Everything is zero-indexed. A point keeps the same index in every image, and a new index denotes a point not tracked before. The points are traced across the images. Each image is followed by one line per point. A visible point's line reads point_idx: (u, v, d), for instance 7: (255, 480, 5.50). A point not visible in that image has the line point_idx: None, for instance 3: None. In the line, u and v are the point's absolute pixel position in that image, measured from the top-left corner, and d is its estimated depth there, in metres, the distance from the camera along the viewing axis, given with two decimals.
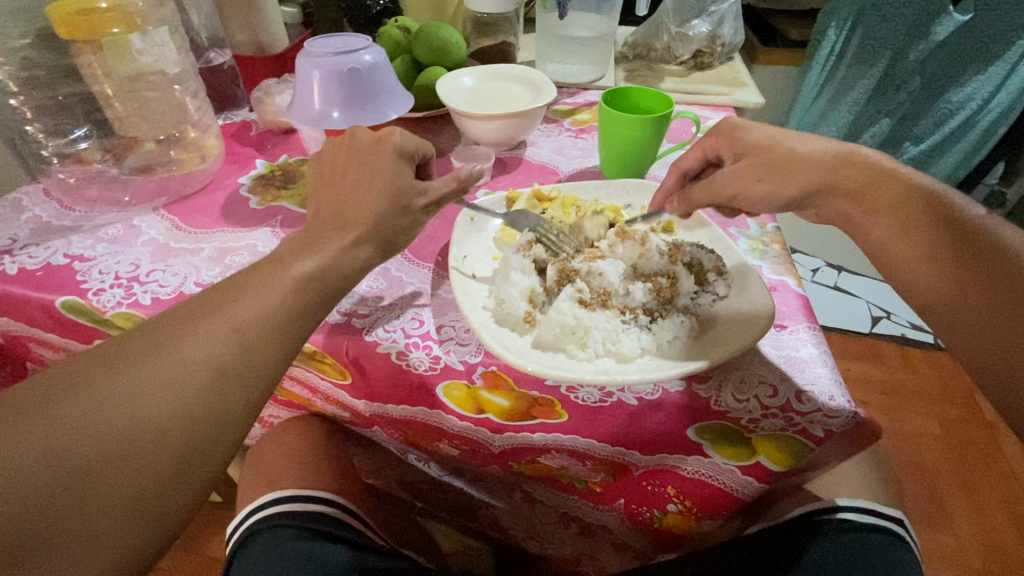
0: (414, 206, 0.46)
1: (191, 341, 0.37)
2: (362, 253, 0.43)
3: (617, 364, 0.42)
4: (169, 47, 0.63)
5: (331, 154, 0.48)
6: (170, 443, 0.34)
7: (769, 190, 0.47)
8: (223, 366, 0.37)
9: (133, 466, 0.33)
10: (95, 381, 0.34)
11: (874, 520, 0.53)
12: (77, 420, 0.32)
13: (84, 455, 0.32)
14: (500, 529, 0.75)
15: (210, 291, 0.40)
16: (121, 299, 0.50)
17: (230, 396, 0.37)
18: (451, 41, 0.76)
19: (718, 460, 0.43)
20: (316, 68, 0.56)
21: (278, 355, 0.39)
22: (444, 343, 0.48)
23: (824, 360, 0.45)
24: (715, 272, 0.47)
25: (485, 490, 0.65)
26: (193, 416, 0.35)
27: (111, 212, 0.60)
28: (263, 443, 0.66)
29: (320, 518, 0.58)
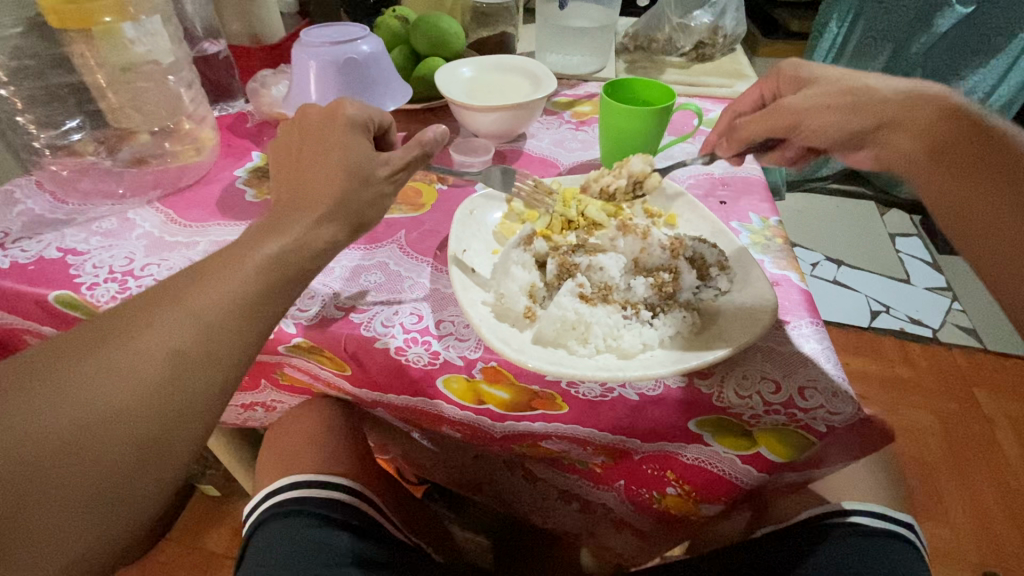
0: (376, 176, 0.46)
1: (150, 330, 0.36)
2: (325, 232, 0.43)
3: (619, 360, 0.42)
4: (161, 36, 0.62)
5: (290, 136, 0.48)
6: (132, 431, 0.34)
7: (835, 121, 0.48)
8: (181, 352, 0.36)
9: (94, 452, 0.33)
10: (54, 369, 0.34)
11: (886, 525, 0.53)
12: (34, 410, 0.33)
13: (42, 443, 0.32)
14: (502, 501, 0.77)
15: (173, 278, 0.39)
16: (115, 294, 0.49)
17: (190, 383, 0.36)
18: (450, 30, 0.74)
19: (718, 449, 0.45)
20: (313, 58, 0.55)
21: (244, 343, 0.39)
22: (443, 339, 0.47)
23: (827, 355, 0.44)
24: (717, 266, 0.46)
25: (487, 465, 0.67)
26: (152, 403, 0.35)
27: (104, 205, 0.59)
28: (270, 433, 0.64)
29: (333, 507, 0.57)
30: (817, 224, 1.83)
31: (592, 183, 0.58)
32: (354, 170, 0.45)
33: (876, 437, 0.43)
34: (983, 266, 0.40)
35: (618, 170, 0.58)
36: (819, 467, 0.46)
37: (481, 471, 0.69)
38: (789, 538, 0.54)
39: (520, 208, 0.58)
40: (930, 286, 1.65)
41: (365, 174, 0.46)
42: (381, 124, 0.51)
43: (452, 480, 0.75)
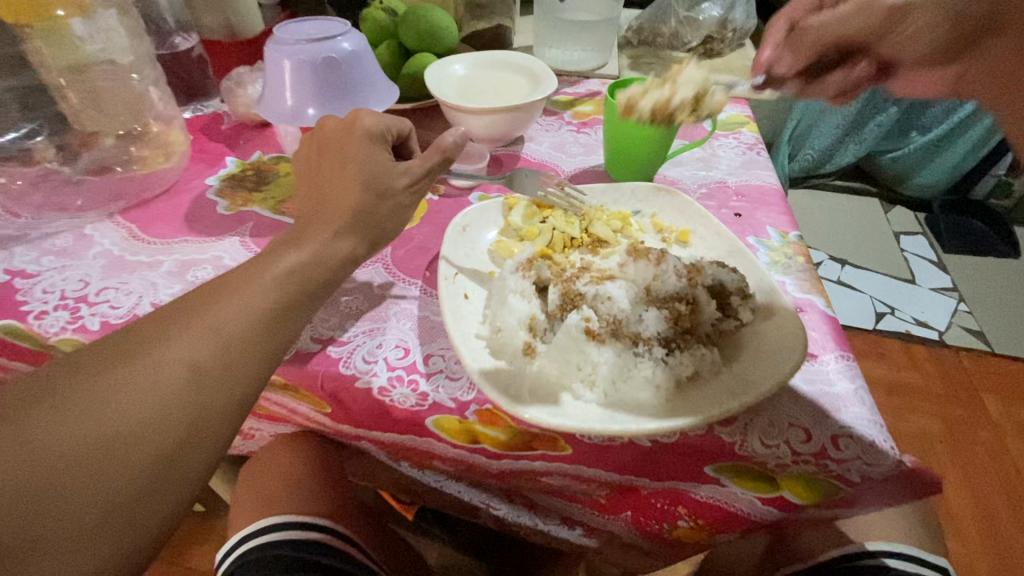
0: (396, 188, 0.45)
1: (166, 343, 0.34)
2: (342, 246, 0.42)
3: (634, 409, 0.37)
4: (117, 32, 0.57)
5: (311, 151, 0.48)
6: (147, 448, 0.31)
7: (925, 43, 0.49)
8: (200, 366, 0.34)
9: (101, 475, 0.30)
10: (64, 386, 0.31)
11: (917, 568, 0.50)
12: (40, 430, 0.30)
13: (47, 465, 0.29)
14: (500, 524, 0.70)
15: (192, 292, 0.38)
16: (65, 324, 0.44)
17: (208, 397, 0.34)
18: (441, 24, 0.69)
19: (736, 491, 0.43)
20: (287, 57, 0.49)
21: (263, 357, 0.37)
22: (432, 377, 0.42)
23: (860, 397, 0.40)
24: (739, 295, 0.42)
25: (481, 493, 0.62)
26: (168, 419, 0.32)
27: (60, 219, 0.54)
28: (255, 463, 0.61)
29: (311, 547, 0.53)
30: (821, 222, 1.78)
31: (638, 100, 0.54)
32: (372, 182, 0.44)
33: (919, 484, 0.38)
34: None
35: (662, 83, 0.54)
36: (851, 505, 0.42)
37: (474, 501, 0.64)
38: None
39: (517, 223, 0.52)
40: (935, 286, 1.60)
41: (382, 187, 0.44)
42: (399, 132, 0.49)
43: (449, 504, 0.68)
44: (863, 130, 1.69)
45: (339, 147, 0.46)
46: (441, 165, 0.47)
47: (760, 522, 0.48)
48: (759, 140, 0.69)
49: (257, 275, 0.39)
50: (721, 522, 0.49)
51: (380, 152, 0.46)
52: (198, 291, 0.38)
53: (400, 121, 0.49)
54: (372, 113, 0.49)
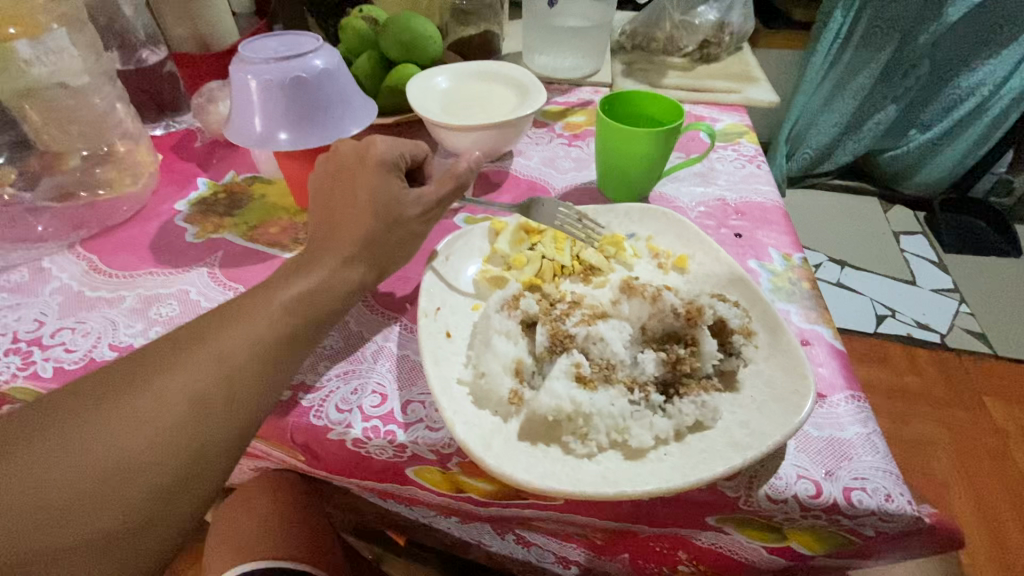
0: (407, 216, 0.42)
1: (173, 372, 0.33)
2: (353, 274, 0.40)
3: (632, 466, 0.34)
4: (69, 54, 0.53)
5: (320, 173, 0.44)
6: (149, 479, 0.30)
7: None
8: (204, 397, 0.33)
9: (98, 509, 0.29)
10: (67, 417, 0.31)
11: None
12: (41, 461, 0.29)
13: (43, 499, 0.28)
14: (491, 558, 0.71)
15: (203, 318, 0.36)
16: (16, 371, 0.41)
17: (211, 431, 0.32)
18: (423, 33, 0.65)
19: (739, 539, 0.41)
20: (254, 77, 0.46)
21: (269, 389, 0.35)
22: (411, 427, 0.38)
23: (873, 444, 0.37)
24: (742, 332, 0.39)
25: (473, 531, 0.62)
26: (169, 454, 0.31)
27: (16, 250, 0.51)
28: (233, 502, 0.59)
29: None
30: (818, 222, 1.75)
31: None
32: (377, 212, 0.41)
33: (940, 531, 0.35)
34: None
35: None
36: (859, 553, 0.40)
37: (466, 537, 0.64)
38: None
39: (505, 250, 0.49)
40: (936, 287, 1.58)
41: (393, 215, 0.42)
42: (415, 157, 0.46)
43: (434, 541, 0.72)
44: (861, 129, 1.66)
45: (350, 174, 0.42)
46: (455, 193, 0.45)
47: (764, 566, 0.47)
48: (759, 152, 0.66)
49: (262, 303, 0.37)
50: (720, 567, 0.50)
51: (395, 179, 0.43)
52: (200, 323, 0.36)
53: (415, 145, 0.46)
54: (385, 137, 0.45)
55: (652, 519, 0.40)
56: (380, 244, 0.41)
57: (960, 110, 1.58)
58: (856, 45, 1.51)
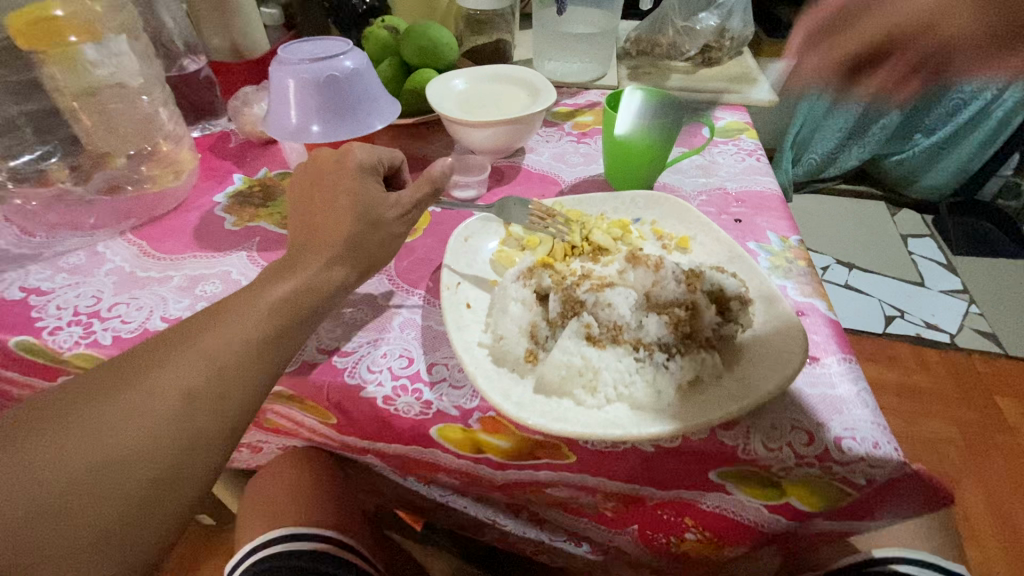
0: (386, 218, 0.47)
1: (164, 369, 0.36)
2: (335, 275, 0.44)
3: (635, 414, 0.37)
4: (128, 57, 0.59)
5: (301, 178, 0.49)
6: (143, 468, 0.34)
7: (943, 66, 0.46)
8: (192, 393, 0.36)
9: (98, 495, 0.33)
10: (67, 413, 0.34)
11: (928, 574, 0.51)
12: (45, 454, 0.33)
13: (49, 488, 0.32)
14: (505, 541, 0.75)
15: (194, 317, 0.40)
16: (79, 339, 0.46)
17: (200, 424, 0.36)
18: (442, 41, 0.70)
19: (741, 497, 0.44)
20: (292, 76, 0.51)
21: (254, 384, 0.38)
22: (436, 386, 0.42)
23: (864, 400, 0.40)
24: (739, 299, 0.42)
25: (489, 508, 0.66)
26: (157, 446, 0.34)
27: (73, 237, 0.55)
28: (264, 475, 0.64)
29: (307, 557, 0.56)
30: (825, 225, 1.78)
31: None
32: (364, 212, 0.46)
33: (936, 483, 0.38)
34: None
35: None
36: (856, 510, 0.43)
37: (482, 516, 0.68)
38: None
39: (519, 234, 0.53)
40: (945, 288, 1.59)
41: (375, 217, 0.46)
42: (391, 164, 0.51)
43: (451, 522, 0.76)
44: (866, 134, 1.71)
45: (331, 180, 0.47)
46: (431, 196, 0.49)
47: (768, 532, 0.50)
48: (759, 146, 0.70)
49: (252, 304, 0.41)
50: (726, 534, 0.52)
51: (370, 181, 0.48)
52: (192, 322, 0.40)
53: (391, 153, 0.51)
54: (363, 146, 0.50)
55: (659, 479, 0.44)
56: (375, 233, 0.46)
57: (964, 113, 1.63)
58: None
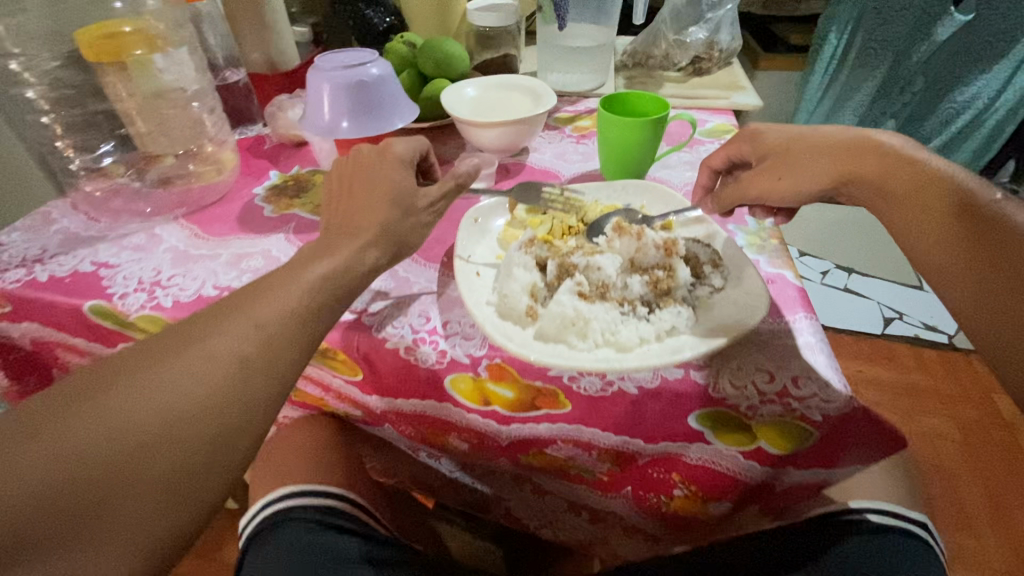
0: (417, 206, 0.52)
1: (218, 336, 0.40)
2: (370, 254, 0.48)
3: (616, 354, 0.44)
4: (187, 65, 0.67)
5: (338, 172, 0.54)
6: (207, 423, 0.37)
7: (789, 187, 0.55)
8: (246, 358, 0.40)
9: (160, 449, 0.35)
10: (131, 372, 0.37)
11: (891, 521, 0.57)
12: (116, 406, 0.36)
13: (121, 437, 0.35)
14: (512, 518, 0.83)
15: (239, 293, 0.44)
16: (144, 302, 0.53)
17: (252, 387, 0.39)
18: (455, 54, 0.79)
19: (719, 446, 0.45)
20: (326, 81, 0.59)
21: (298, 353, 0.42)
22: (451, 338, 0.50)
23: (821, 348, 0.47)
24: (710, 265, 0.50)
25: (495, 485, 0.74)
26: (217, 404, 0.38)
27: (133, 222, 0.64)
28: (277, 444, 0.70)
29: (315, 509, 0.61)
30: (827, 234, 1.80)
31: None
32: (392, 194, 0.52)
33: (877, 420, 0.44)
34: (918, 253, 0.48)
35: None
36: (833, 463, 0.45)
37: (490, 491, 0.76)
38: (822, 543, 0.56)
39: (522, 216, 0.60)
40: None
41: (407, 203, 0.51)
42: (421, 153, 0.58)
43: (462, 499, 0.82)
44: None
45: (360, 163, 0.53)
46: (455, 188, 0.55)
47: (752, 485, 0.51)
48: None
49: (292, 280, 0.44)
50: (715, 488, 0.48)
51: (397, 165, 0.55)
52: (237, 297, 0.44)
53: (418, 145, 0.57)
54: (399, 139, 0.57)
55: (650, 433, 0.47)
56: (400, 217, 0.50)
57: (958, 122, 1.59)
58: (851, 65, 1.62)
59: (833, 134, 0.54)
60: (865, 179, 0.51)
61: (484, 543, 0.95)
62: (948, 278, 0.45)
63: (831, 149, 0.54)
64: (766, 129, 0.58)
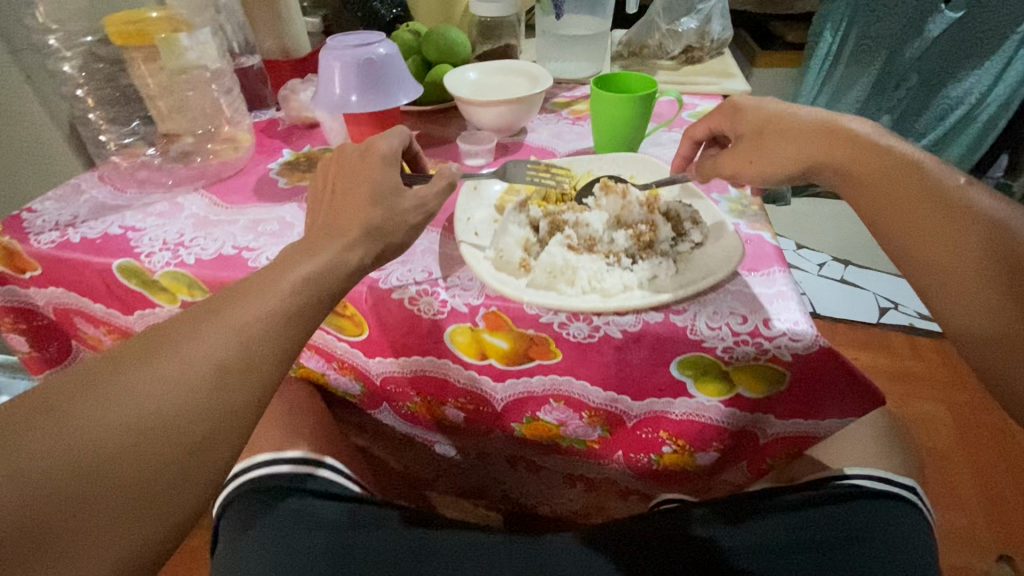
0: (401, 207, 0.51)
1: (196, 341, 0.38)
2: (354, 256, 0.47)
3: (599, 300, 0.49)
4: (211, 45, 0.72)
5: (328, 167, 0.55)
6: (182, 436, 0.35)
7: (759, 171, 0.58)
8: (225, 365, 0.37)
9: (133, 463, 0.33)
10: (101, 382, 0.35)
11: (884, 487, 0.54)
12: (84, 418, 0.33)
13: (91, 452, 0.33)
14: (510, 495, 0.89)
15: (222, 293, 0.41)
16: (169, 261, 0.58)
17: (231, 395, 0.37)
18: (457, 41, 0.83)
19: (702, 399, 0.53)
20: (337, 60, 0.64)
21: (290, 348, 0.41)
22: (450, 289, 0.53)
23: (794, 294, 0.50)
24: (690, 221, 0.53)
25: (492, 463, 0.81)
26: (195, 414, 0.36)
27: (157, 193, 0.68)
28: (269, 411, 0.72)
29: (306, 479, 0.60)
30: (817, 227, 1.88)
31: None
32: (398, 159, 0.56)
33: (846, 373, 0.47)
34: (887, 234, 0.49)
35: None
36: (801, 412, 0.52)
37: (488, 469, 0.83)
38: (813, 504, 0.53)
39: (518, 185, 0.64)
40: None
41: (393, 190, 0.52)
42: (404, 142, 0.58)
43: (460, 484, 0.89)
44: None
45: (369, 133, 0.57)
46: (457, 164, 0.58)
47: (735, 432, 0.55)
48: None
49: (280, 281, 0.42)
50: (697, 441, 0.57)
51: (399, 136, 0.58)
52: (221, 297, 0.41)
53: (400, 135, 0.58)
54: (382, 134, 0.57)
55: (632, 386, 0.53)
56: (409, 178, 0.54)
57: (951, 118, 1.59)
58: (846, 62, 1.64)
59: (803, 116, 0.56)
60: (835, 165, 0.53)
61: (485, 514, 1.03)
62: (911, 259, 0.47)
63: (801, 133, 0.55)
64: (744, 105, 0.61)
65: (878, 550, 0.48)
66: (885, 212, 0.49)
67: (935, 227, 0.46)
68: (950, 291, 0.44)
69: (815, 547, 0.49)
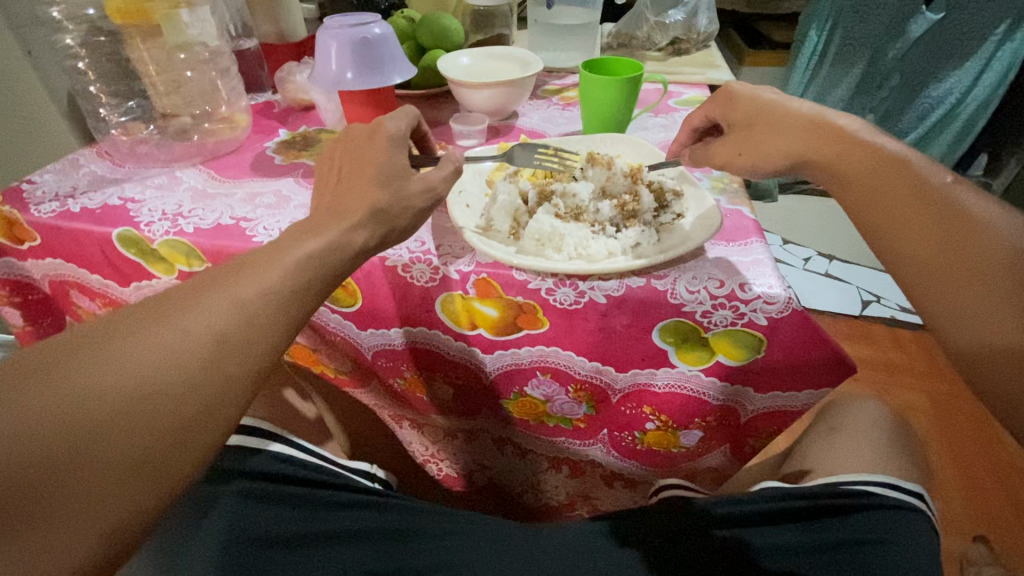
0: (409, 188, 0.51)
1: (195, 312, 0.38)
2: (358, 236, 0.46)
3: (584, 264, 0.51)
4: (210, 23, 0.73)
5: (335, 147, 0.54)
6: (177, 405, 0.36)
7: (744, 161, 0.59)
8: (223, 337, 0.38)
9: (128, 428, 0.34)
10: (99, 347, 0.36)
11: (901, 496, 0.56)
12: (82, 382, 0.34)
13: (87, 415, 0.33)
14: (499, 482, 0.90)
15: (223, 266, 0.42)
16: (168, 229, 0.59)
17: (227, 367, 0.38)
18: (451, 27, 0.85)
19: (682, 368, 0.55)
20: (333, 39, 0.66)
21: (290, 318, 0.42)
22: (443, 258, 0.55)
23: (769, 262, 0.52)
24: (672, 193, 0.56)
25: (481, 447, 0.83)
26: (190, 384, 0.37)
27: (155, 167, 0.70)
28: None
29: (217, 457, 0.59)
30: (803, 222, 1.92)
31: None
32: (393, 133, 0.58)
33: (816, 346, 0.50)
34: (861, 216, 0.50)
35: None
36: (776, 385, 0.54)
37: (478, 452, 0.84)
38: (820, 507, 0.55)
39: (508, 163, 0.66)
40: None
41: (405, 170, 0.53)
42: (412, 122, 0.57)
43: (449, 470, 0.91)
44: None
45: None
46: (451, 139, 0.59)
47: (716, 406, 0.57)
48: None
49: (279, 257, 0.43)
50: (679, 417, 0.60)
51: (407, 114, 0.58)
52: (222, 267, 0.42)
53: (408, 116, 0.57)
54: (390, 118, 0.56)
55: (616, 355, 0.55)
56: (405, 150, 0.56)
57: (933, 116, 1.61)
58: (832, 61, 1.69)
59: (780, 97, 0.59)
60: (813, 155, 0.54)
61: None
62: (881, 240, 0.49)
63: (783, 120, 0.57)
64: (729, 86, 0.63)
65: (891, 555, 0.49)
66: (857, 197, 0.50)
67: (914, 221, 0.46)
68: (916, 268, 0.45)
69: (827, 548, 0.51)
